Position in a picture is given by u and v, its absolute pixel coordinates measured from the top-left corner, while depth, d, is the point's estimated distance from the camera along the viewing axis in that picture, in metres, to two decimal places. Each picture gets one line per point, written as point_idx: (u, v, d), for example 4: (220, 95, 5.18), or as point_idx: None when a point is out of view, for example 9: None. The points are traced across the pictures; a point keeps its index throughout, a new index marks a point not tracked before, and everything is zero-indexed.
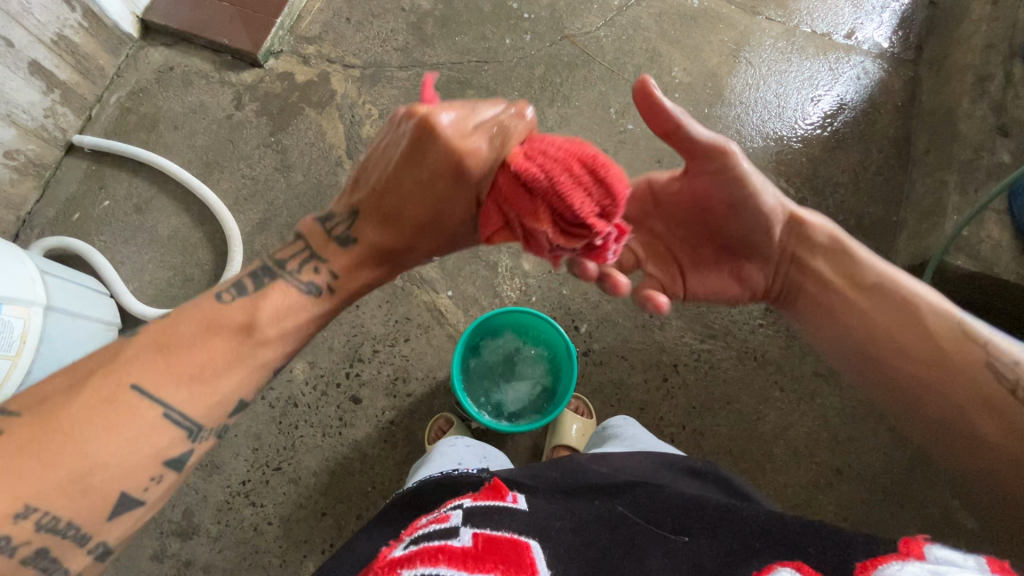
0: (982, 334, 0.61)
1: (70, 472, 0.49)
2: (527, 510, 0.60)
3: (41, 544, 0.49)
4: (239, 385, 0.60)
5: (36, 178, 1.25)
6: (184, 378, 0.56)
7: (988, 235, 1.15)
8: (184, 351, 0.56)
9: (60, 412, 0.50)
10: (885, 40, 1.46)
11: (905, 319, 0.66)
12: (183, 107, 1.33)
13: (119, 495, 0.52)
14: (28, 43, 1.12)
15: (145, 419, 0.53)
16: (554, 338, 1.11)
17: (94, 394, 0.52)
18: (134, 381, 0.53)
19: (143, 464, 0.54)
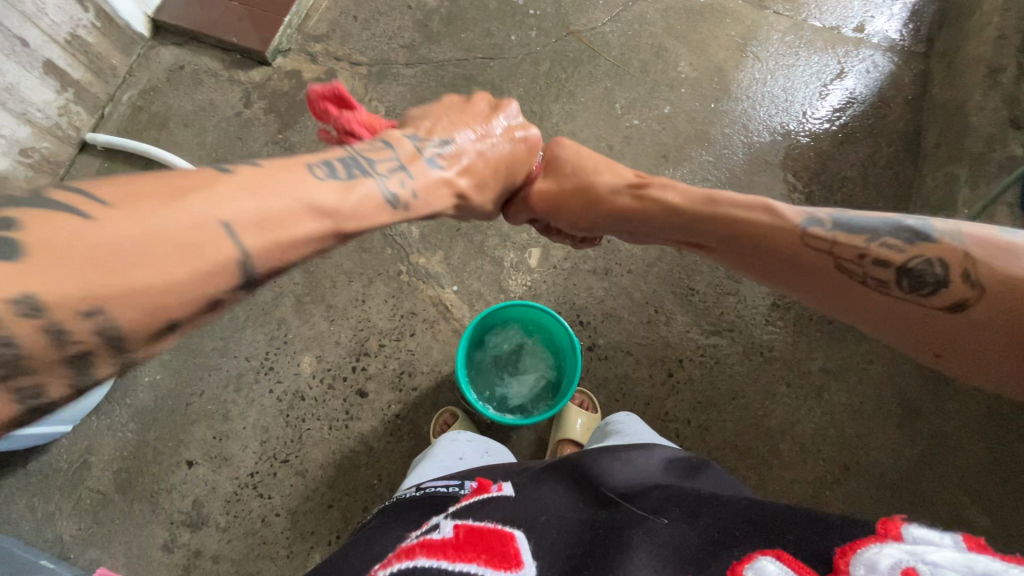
0: (827, 235, 0.73)
1: (122, 272, 0.43)
2: (511, 498, 0.62)
3: (82, 348, 0.42)
4: (299, 244, 0.56)
5: (51, 175, 1.28)
6: (265, 227, 0.52)
7: None
8: (272, 198, 0.55)
9: (145, 204, 0.47)
10: (896, 32, 1.44)
11: (783, 236, 0.76)
12: (193, 105, 1.35)
13: (159, 319, 0.45)
14: (42, 42, 1.14)
15: (217, 250, 0.48)
16: (557, 332, 1.10)
17: (177, 208, 0.48)
18: (223, 219, 0.50)
19: (177, 298, 0.46)
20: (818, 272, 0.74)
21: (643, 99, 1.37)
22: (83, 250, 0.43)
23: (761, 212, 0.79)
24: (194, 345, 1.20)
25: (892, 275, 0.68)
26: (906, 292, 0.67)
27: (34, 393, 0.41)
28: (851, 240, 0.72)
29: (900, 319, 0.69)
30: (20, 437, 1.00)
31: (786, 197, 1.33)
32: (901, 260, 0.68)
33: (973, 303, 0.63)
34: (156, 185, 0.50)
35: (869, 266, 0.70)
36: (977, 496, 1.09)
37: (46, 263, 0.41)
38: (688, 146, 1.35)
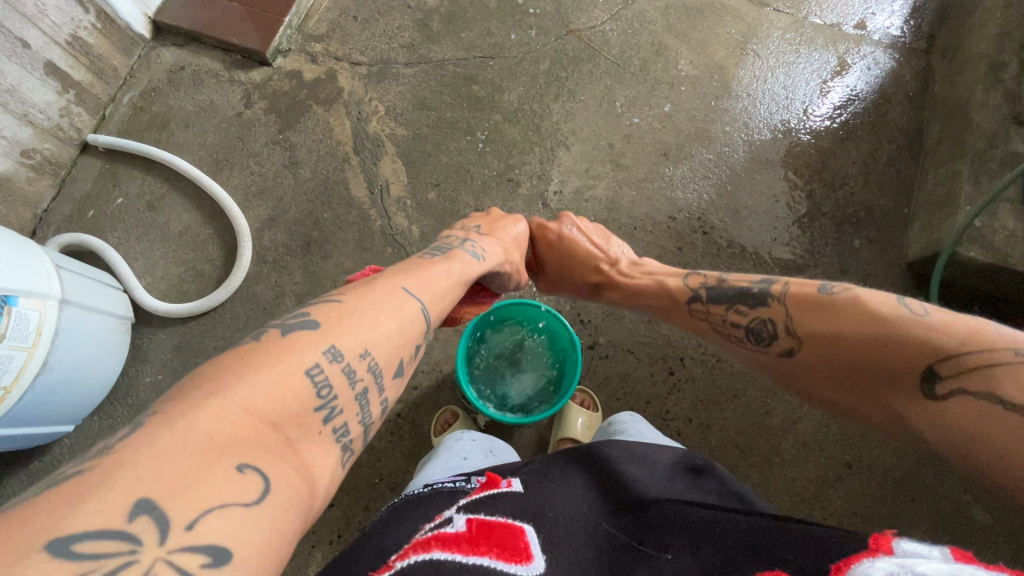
0: (704, 305, 0.86)
1: (366, 326, 0.56)
2: (522, 492, 0.63)
3: (364, 384, 0.53)
4: (441, 296, 0.70)
5: (52, 176, 1.28)
6: (425, 289, 0.68)
7: (1001, 226, 1.13)
8: (419, 272, 0.71)
9: (360, 287, 0.62)
10: (897, 30, 1.43)
11: (676, 308, 0.92)
12: (194, 106, 1.35)
13: (397, 362, 0.57)
14: (43, 44, 1.14)
15: (408, 304, 0.62)
16: (558, 330, 1.10)
17: (380, 285, 0.63)
18: (403, 284, 0.65)
19: (404, 341, 0.58)
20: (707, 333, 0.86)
21: (643, 97, 1.37)
22: (343, 316, 0.55)
23: (658, 291, 0.96)
24: (196, 345, 1.21)
25: (745, 331, 0.79)
26: (759, 345, 0.76)
27: (344, 430, 0.51)
28: (719, 308, 0.84)
29: (764, 365, 0.77)
30: (23, 437, 1.00)
31: (787, 195, 1.33)
32: (747, 321, 0.78)
33: (797, 349, 0.70)
34: (355, 282, 0.65)
35: (733, 326, 0.81)
36: (980, 494, 1.09)
37: (328, 330, 0.53)
38: (688, 144, 1.35)
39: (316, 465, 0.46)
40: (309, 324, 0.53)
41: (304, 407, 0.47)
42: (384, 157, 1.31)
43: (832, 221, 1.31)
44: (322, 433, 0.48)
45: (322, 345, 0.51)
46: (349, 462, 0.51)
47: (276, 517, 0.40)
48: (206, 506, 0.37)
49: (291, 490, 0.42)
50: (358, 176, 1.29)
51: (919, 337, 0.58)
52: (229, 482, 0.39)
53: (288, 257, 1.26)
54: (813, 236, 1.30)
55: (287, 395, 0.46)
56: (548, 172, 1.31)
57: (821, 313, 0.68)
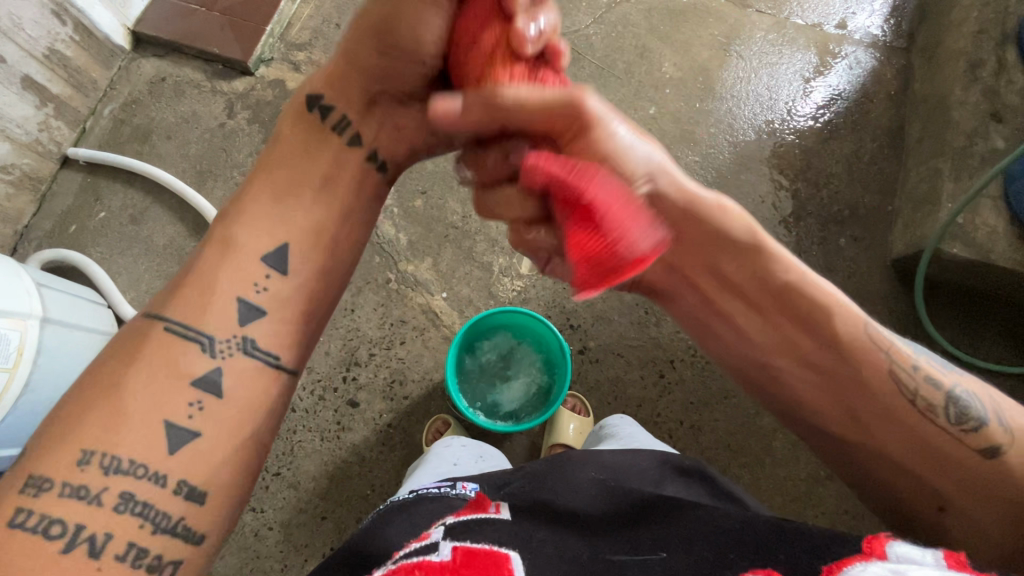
0: (887, 346, 0.63)
1: (105, 418, 0.54)
2: (509, 519, 0.61)
3: (122, 494, 0.53)
4: (213, 305, 0.62)
5: (32, 192, 1.26)
6: (197, 303, 0.62)
7: (983, 222, 1.14)
8: (185, 286, 0.63)
9: (98, 375, 0.57)
10: (877, 29, 1.45)
11: (845, 344, 0.63)
12: (176, 117, 1.34)
13: (164, 430, 0.56)
14: (20, 58, 1.12)
15: (158, 344, 0.59)
16: (548, 337, 1.10)
17: (141, 350, 0.59)
18: (166, 323, 0.60)
19: (178, 390, 0.58)
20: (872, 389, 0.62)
21: (628, 100, 1.37)
22: (87, 419, 0.54)
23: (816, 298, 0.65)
24: None
25: (940, 399, 0.60)
26: (948, 426, 0.59)
27: (137, 551, 0.53)
28: (905, 355, 0.63)
29: (924, 455, 0.60)
30: (7, 459, 0.99)
31: (772, 195, 1.34)
32: (947, 386, 0.61)
33: (1002, 453, 0.57)
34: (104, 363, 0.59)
35: (920, 383, 0.61)
36: None
37: (70, 444, 0.53)
38: (674, 146, 1.35)
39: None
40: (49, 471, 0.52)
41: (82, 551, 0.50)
42: None
43: (817, 220, 1.32)
44: (100, 569, 0.51)
45: (23, 486, 0.51)
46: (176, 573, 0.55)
47: None
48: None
49: None
50: None
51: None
52: None
53: None
54: (799, 235, 1.31)
55: (6, 559, 0.48)
56: None
57: None
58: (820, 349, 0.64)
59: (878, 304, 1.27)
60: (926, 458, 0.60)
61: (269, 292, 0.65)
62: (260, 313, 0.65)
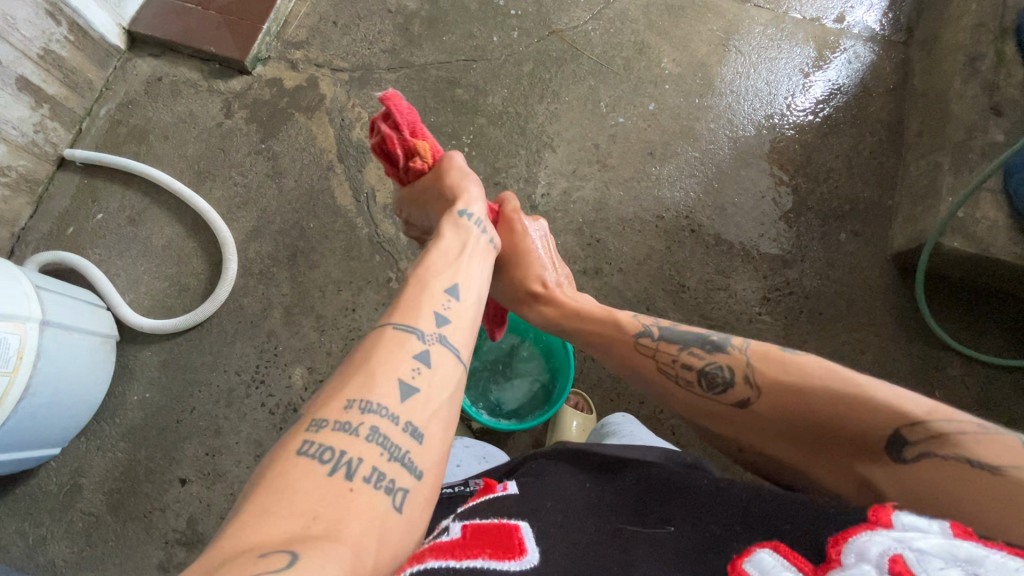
0: (652, 343, 0.73)
1: (363, 378, 0.53)
2: (519, 494, 0.61)
3: (371, 428, 0.49)
4: (405, 310, 0.61)
5: (29, 193, 1.25)
6: (408, 309, 0.61)
7: (983, 216, 1.15)
8: (402, 299, 0.63)
9: (345, 364, 0.56)
10: (876, 23, 1.44)
11: (624, 349, 0.75)
12: (173, 117, 1.33)
13: (396, 384, 0.53)
14: (14, 59, 1.11)
15: (384, 335, 0.58)
16: (549, 335, 1.10)
17: (371, 340, 0.58)
18: (393, 324, 0.59)
19: (400, 361, 0.55)
20: (649, 380, 0.73)
21: (627, 97, 1.37)
22: (337, 385, 0.53)
23: (604, 324, 0.79)
24: (184, 360, 1.19)
25: (695, 376, 0.68)
26: (708, 392, 0.66)
27: (378, 475, 0.47)
28: (670, 347, 0.72)
29: (706, 416, 0.66)
30: (9, 462, 0.98)
31: (772, 191, 1.33)
32: (701, 364, 0.68)
33: (754, 401, 0.62)
34: (350, 356, 0.57)
35: (680, 368, 0.69)
36: None
37: (325, 403, 0.51)
38: (673, 142, 1.35)
39: (359, 525, 0.43)
40: (317, 423, 0.49)
41: (329, 488, 0.44)
42: (369, 164, 1.29)
43: (818, 215, 1.32)
44: (354, 490, 0.45)
45: (306, 427, 0.49)
46: (406, 502, 0.47)
47: (345, 556, 0.40)
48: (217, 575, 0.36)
49: (351, 549, 0.41)
50: (342, 184, 1.28)
51: (894, 402, 0.53)
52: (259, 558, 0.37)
53: (275, 268, 1.24)
54: (799, 230, 1.31)
55: (294, 482, 0.44)
56: (535, 174, 1.31)
57: (800, 370, 0.60)
58: (610, 357, 0.77)
59: (879, 298, 1.27)
60: (710, 419, 0.66)
61: (453, 311, 0.63)
62: (447, 321, 0.62)
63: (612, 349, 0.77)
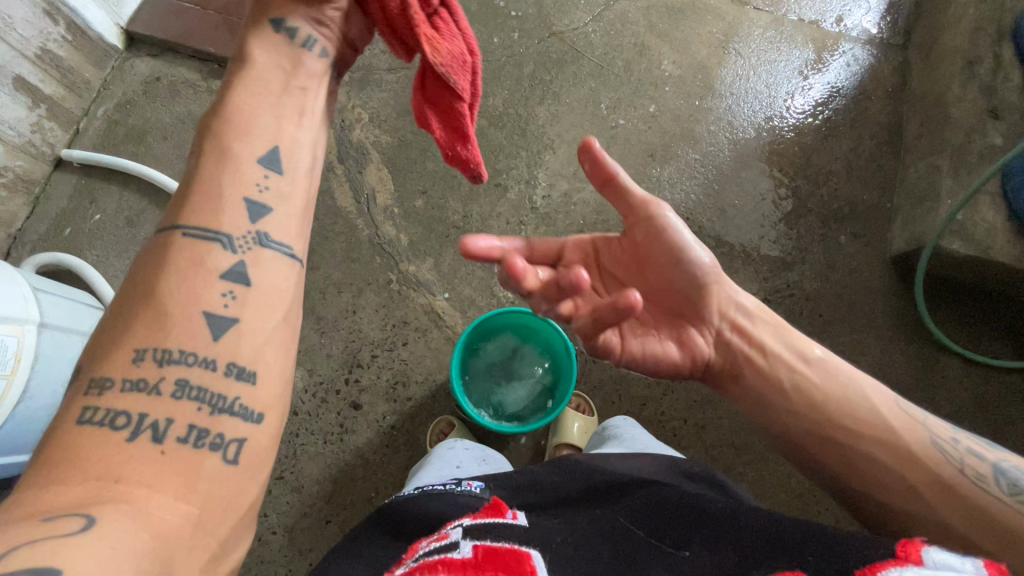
0: (920, 414, 0.65)
1: (151, 316, 0.54)
2: (528, 527, 0.60)
3: (175, 382, 0.52)
4: (211, 203, 0.61)
5: (26, 194, 1.24)
6: (213, 203, 0.61)
7: (982, 218, 1.15)
8: (197, 194, 0.62)
9: (131, 288, 0.57)
10: (874, 26, 1.45)
11: (877, 403, 0.65)
12: (171, 118, 1.32)
13: (202, 317, 0.55)
14: (11, 59, 1.10)
15: (174, 245, 0.58)
16: (553, 339, 1.10)
17: (159, 254, 0.58)
18: (183, 229, 0.59)
19: (204, 289, 0.57)
20: (914, 451, 0.61)
21: (627, 99, 1.37)
22: (125, 320, 0.54)
23: (841, 366, 0.69)
24: None
25: (987, 469, 0.59)
26: (1005, 497, 0.57)
27: (198, 433, 0.51)
28: (939, 425, 0.64)
29: (981, 520, 0.56)
30: (5, 467, 0.97)
31: (772, 193, 1.34)
32: (991, 459, 0.60)
33: None
34: (139, 277, 0.58)
35: (964, 452, 0.61)
36: None
37: (112, 348, 0.53)
38: (674, 144, 1.35)
39: (173, 481, 0.48)
40: (101, 380, 0.51)
41: (136, 453, 0.48)
42: (369, 165, 1.28)
43: (818, 217, 1.32)
44: (165, 453, 0.49)
45: (90, 388, 0.51)
46: (239, 451, 0.52)
47: (162, 517, 0.45)
48: (23, 555, 0.38)
49: (160, 507, 0.45)
50: (343, 185, 1.27)
51: None
52: (46, 527, 0.40)
53: None
54: (799, 232, 1.31)
55: (85, 450, 0.47)
56: (535, 176, 1.30)
57: None
58: (856, 406, 0.65)
59: (879, 300, 1.27)
60: (991, 526, 0.56)
61: (272, 188, 0.65)
62: (265, 207, 0.64)
63: (861, 396, 0.66)
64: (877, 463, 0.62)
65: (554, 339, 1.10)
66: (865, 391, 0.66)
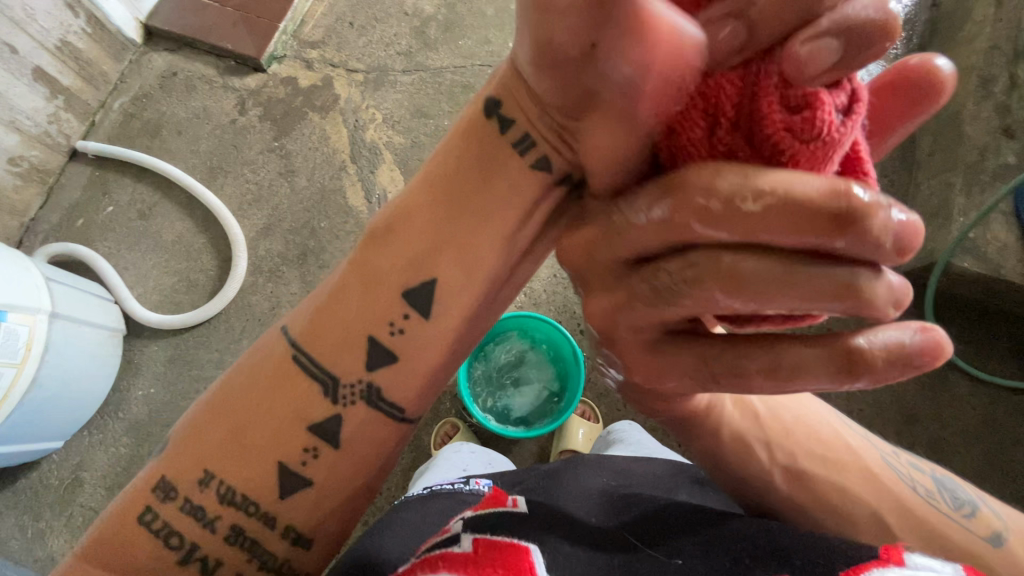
0: (865, 432, 0.65)
1: (233, 456, 0.53)
2: (529, 513, 0.58)
3: (233, 525, 0.54)
4: (348, 340, 0.54)
5: (40, 184, 1.25)
6: (342, 341, 0.54)
7: (993, 237, 1.15)
8: (331, 304, 0.55)
9: (229, 397, 0.54)
10: None
11: (831, 427, 0.62)
12: (187, 112, 1.33)
13: (278, 475, 0.53)
14: (31, 49, 1.11)
15: (285, 369, 0.54)
16: (560, 344, 1.10)
17: (264, 373, 0.54)
18: (294, 354, 0.54)
19: (292, 436, 0.53)
20: (879, 475, 0.58)
21: None
22: (208, 439, 0.53)
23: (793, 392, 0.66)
24: (191, 357, 1.19)
25: (931, 483, 0.59)
26: (954, 512, 0.56)
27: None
28: (883, 443, 0.64)
29: (946, 545, 0.53)
30: (10, 455, 0.98)
31: None
32: (930, 472, 0.61)
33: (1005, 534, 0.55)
34: (237, 385, 0.54)
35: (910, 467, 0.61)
36: None
37: (190, 462, 0.53)
38: None
39: None
40: (166, 487, 0.53)
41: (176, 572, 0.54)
42: (382, 166, 1.29)
43: None
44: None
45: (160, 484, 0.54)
46: None
47: None
48: None
49: None
50: (354, 185, 1.28)
51: None
52: None
53: (285, 266, 1.24)
54: None
55: (130, 548, 0.53)
56: None
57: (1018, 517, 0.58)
58: (819, 431, 0.61)
59: None
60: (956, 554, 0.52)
61: (410, 331, 0.54)
62: (390, 354, 0.54)
63: (818, 420, 0.63)
64: (846, 498, 0.57)
65: (563, 344, 1.09)
66: (820, 416, 0.63)
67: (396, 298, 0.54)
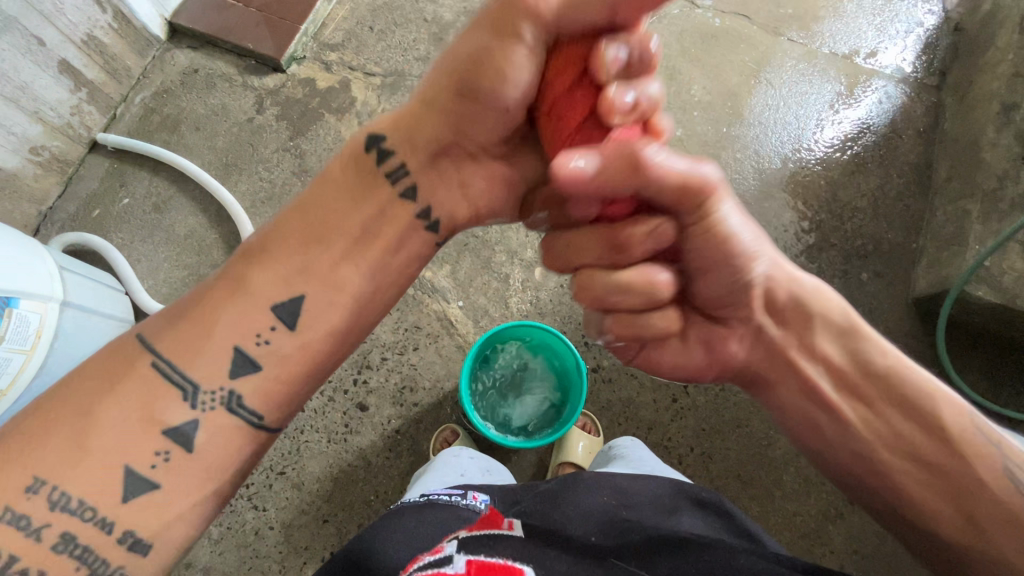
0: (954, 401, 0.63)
1: (71, 455, 0.54)
2: (522, 538, 0.59)
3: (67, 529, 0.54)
4: (212, 351, 0.61)
5: (59, 174, 1.27)
6: (204, 351, 0.60)
7: (1011, 266, 1.12)
8: (199, 314, 0.62)
9: (78, 393, 0.56)
10: (909, 64, 1.44)
11: (903, 386, 0.63)
12: (206, 109, 1.35)
13: (123, 473, 0.56)
14: (59, 43, 1.14)
15: (140, 368, 0.58)
16: (563, 354, 1.09)
17: (118, 369, 0.58)
18: (152, 359, 0.59)
19: (148, 437, 0.57)
20: (930, 442, 0.61)
21: None
22: (46, 429, 0.54)
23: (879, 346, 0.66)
24: None
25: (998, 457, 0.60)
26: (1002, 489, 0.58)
27: None
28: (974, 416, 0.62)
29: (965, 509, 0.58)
30: None
31: (795, 225, 1.32)
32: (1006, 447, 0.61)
33: None
34: (84, 381, 0.57)
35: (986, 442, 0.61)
36: None
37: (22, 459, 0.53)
38: None
39: None
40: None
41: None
42: None
43: (840, 252, 1.31)
44: None
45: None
46: None
47: None
48: None
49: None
50: None
51: None
52: None
53: None
54: (820, 266, 1.30)
55: None
56: None
57: None
58: (879, 392, 0.63)
59: (898, 342, 1.25)
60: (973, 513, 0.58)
61: (272, 344, 0.63)
62: (252, 363, 0.62)
63: (890, 383, 0.63)
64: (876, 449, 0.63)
65: (566, 356, 1.08)
66: (896, 377, 0.64)
67: (262, 316, 0.63)
